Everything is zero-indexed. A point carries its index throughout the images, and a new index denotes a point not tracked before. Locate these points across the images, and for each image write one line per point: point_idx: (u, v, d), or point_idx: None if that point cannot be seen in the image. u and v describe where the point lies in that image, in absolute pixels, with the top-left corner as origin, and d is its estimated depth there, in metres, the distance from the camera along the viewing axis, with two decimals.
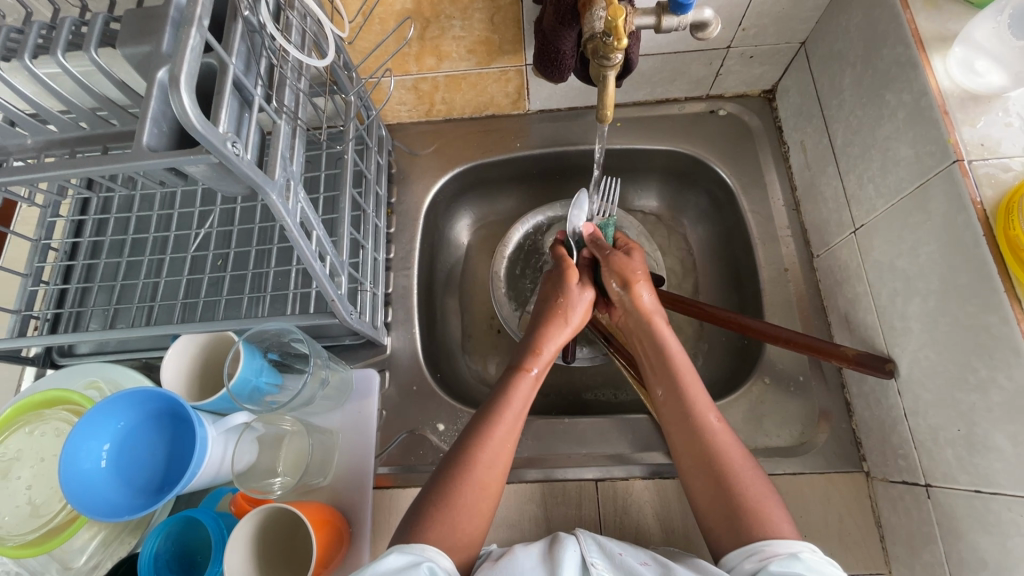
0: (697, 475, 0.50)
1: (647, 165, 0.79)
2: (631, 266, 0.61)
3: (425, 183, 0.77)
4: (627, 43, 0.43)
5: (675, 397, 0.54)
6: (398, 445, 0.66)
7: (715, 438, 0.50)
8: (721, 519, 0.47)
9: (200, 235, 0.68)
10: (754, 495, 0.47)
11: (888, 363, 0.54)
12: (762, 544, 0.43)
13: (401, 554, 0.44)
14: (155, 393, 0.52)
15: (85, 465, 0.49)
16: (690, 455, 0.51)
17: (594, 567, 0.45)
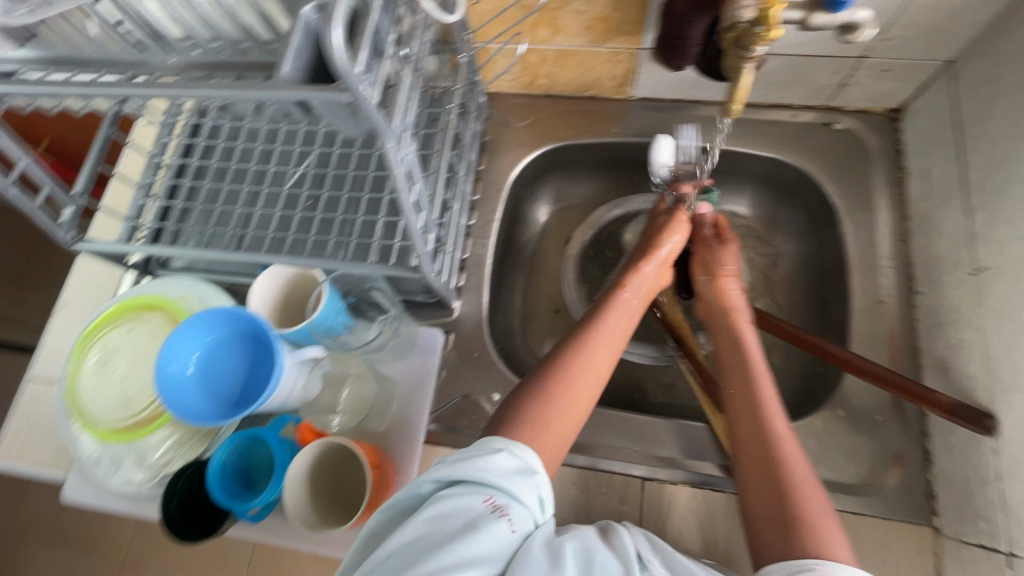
0: (755, 479, 0.48)
1: (746, 170, 0.75)
2: (721, 256, 0.64)
3: (514, 156, 0.77)
4: (778, 34, 0.40)
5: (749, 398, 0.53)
6: (451, 407, 0.67)
7: (784, 448, 0.48)
8: (774, 530, 0.45)
9: (297, 174, 0.70)
10: (812, 514, 0.44)
11: (988, 418, 0.50)
12: (813, 561, 0.41)
13: (513, 457, 0.48)
14: (242, 315, 0.55)
15: (174, 368, 0.53)
16: (749, 454, 0.49)
17: (650, 563, 0.47)
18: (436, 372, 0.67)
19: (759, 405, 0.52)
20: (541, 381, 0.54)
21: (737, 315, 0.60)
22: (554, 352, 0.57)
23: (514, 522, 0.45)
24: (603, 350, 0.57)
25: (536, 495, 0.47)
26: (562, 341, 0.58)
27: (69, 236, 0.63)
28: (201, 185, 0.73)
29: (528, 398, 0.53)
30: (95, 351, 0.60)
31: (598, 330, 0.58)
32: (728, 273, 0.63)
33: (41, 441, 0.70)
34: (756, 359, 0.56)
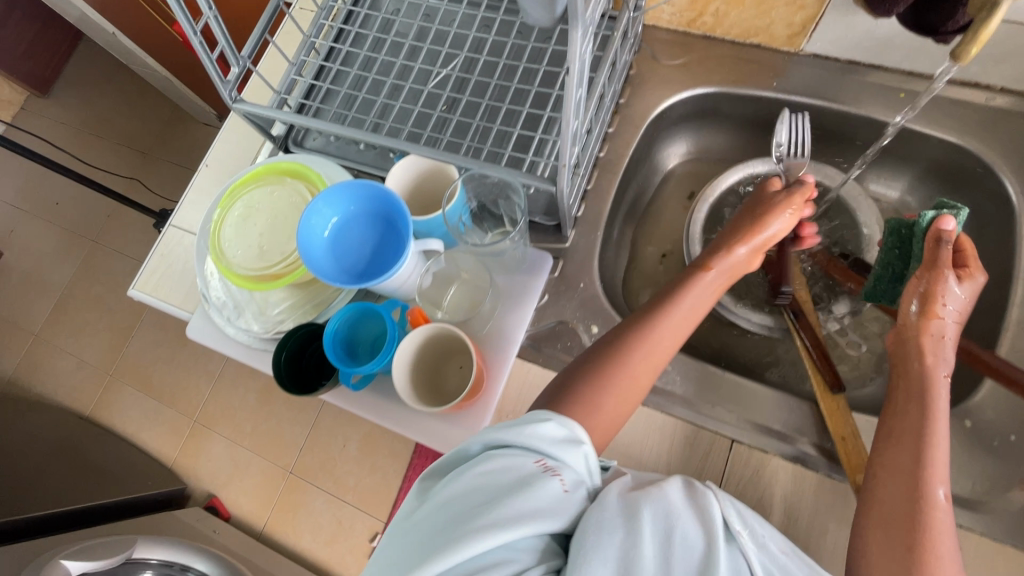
0: (885, 533, 0.45)
1: (913, 152, 0.68)
2: (948, 298, 0.52)
3: (658, 94, 0.73)
4: None
5: (911, 454, 0.48)
6: (547, 330, 0.67)
7: (936, 513, 0.45)
8: None
9: (441, 76, 0.71)
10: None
11: None
12: None
13: (561, 426, 0.47)
14: (382, 194, 0.57)
15: (317, 229, 0.56)
16: (889, 507, 0.46)
17: (740, 535, 0.44)
18: (539, 292, 0.67)
19: (923, 464, 0.47)
20: (600, 365, 0.53)
21: (931, 359, 0.51)
22: (612, 336, 0.55)
23: (565, 482, 0.44)
24: (669, 335, 0.55)
25: (585, 465, 0.47)
26: (627, 324, 0.56)
27: (231, 95, 0.66)
28: (348, 71, 0.74)
29: (585, 384, 0.52)
30: (240, 203, 0.64)
31: (672, 319, 0.55)
32: (951, 316, 0.52)
33: (173, 281, 0.76)
34: (943, 420, 0.49)
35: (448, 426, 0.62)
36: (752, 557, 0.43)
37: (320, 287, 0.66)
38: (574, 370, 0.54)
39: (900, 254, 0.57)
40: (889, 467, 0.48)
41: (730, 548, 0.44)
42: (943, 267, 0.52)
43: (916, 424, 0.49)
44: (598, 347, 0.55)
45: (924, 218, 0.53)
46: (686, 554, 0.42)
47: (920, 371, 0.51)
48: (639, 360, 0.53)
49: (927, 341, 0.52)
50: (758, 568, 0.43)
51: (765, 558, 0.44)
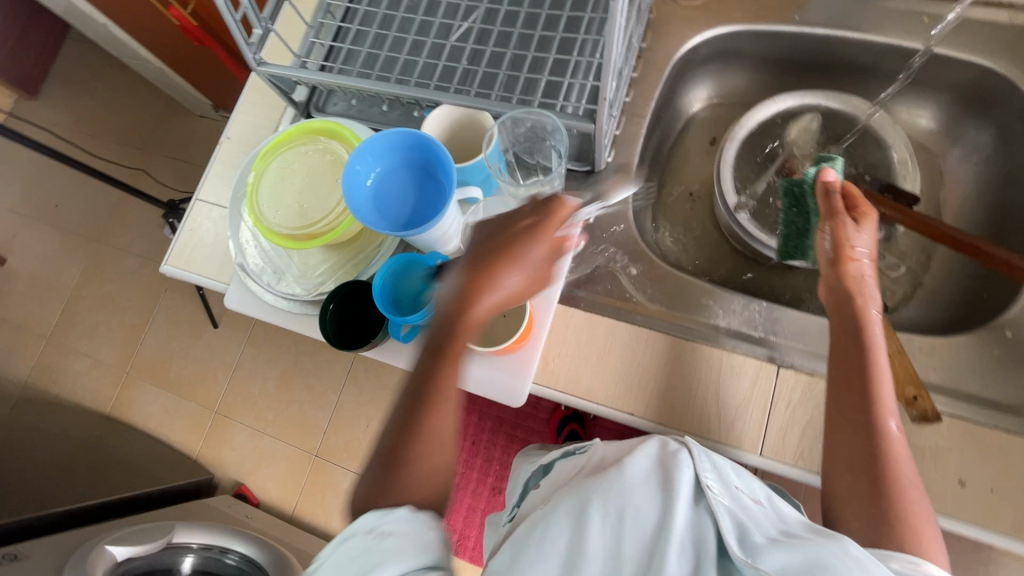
0: (850, 480, 0.50)
1: (935, 79, 0.69)
2: (858, 240, 0.57)
3: (681, 36, 0.73)
4: None
5: (858, 401, 0.52)
6: (587, 274, 0.68)
7: (893, 452, 0.50)
8: (860, 521, 0.48)
9: (462, 29, 0.70)
10: (913, 516, 0.47)
11: None
12: (911, 558, 0.42)
13: (369, 515, 0.44)
14: (422, 142, 0.57)
15: (359, 177, 0.56)
16: (848, 455, 0.51)
17: (710, 489, 0.42)
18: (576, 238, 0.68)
19: (869, 402, 0.52)
20: (385, 449, 0.48)
21: (860, 300, 0.56)
22: (401, 419, 0.48)
23: (395, 534, 0.41)
24: (442, 404, 0.48)
25: (416, 523, 0.43)
26: (405, 397, 0.49)
27: (255, 57, 0.66)
28: (367, 31, 0.73)
29: (386, 487, 0.46)
30: (273, 166, 0.64)
31: (437, 389, 0.48)
32: (864, 256, 0.57)
33: (205, 253, 0.76)
34: (880, 355, 0.53)
35: (497, 373, 0.62)
36: (720, 510, 0.41)
37: (359, 247, 0.66)
38: (374, 476, 0.47)
39: (800, 212, 0.65)
40: (837, 416, 0.53)
41: (696, 511, 0.41)
42: (837, 211, 0.58)
43: (857, 363, 0.53)
44: (393, 425, 0.49)
45: (810, 174, 0.63)
46: (640, 528, 0.39)
47: (852, 314, 0.55)
48: (431, 437, 0.48)
49: (851, 280, 0.57)
50: (728, 523, 0.40)
51: (740, 513, 0.41)
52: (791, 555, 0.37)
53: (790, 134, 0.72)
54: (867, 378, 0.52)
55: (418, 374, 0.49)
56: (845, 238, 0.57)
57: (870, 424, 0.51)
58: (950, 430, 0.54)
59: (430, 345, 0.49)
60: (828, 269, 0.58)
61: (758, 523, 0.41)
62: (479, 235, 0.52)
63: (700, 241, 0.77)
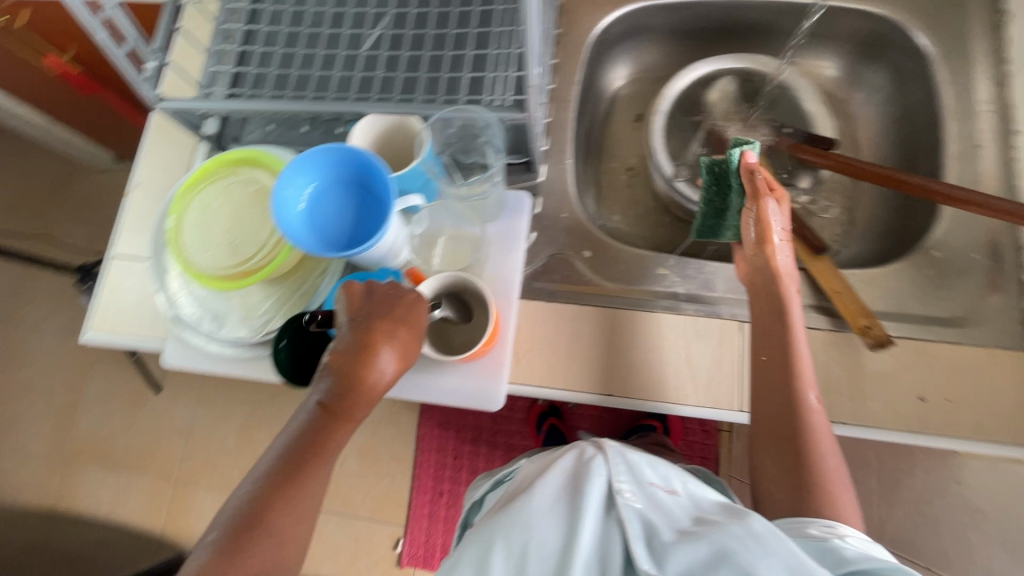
0: (773, 452, 0.55)
1: (830, 29, 0.73)
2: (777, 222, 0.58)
3: (592, 17, 0.74)
4: None
5: (782, 379, 0.54)
6: (543, 264, 0.67)
7: (814, 421, 0.54)
8: (786, 490, 0.53)
9: (373, 36, 0.68)
10: (825, 480, 0.52)
11: None
12: (830, 523, 0.48)
13: None
14: (352, 156, 0.54)
15: (293, 202, 0.53)
16: (773, 430, 0.55)
17: (622, 494, 0.50)
18: (526, 231, 0.67)
19: (792, 379, 0.54)
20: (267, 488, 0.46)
21: (784, 282, 0.57)
22: (285, 456, 0.47)
23: None
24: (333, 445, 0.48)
25: None
26: (298, 442, 0.48)
27: (153, 93, 0.62)
28: (272, 51, 0.69)
29: (254, 520, 0.45)
30: (194, 207, 0.60)
31: (319, 450, 0.48)
32: (782, 237, 0.59)
33: (132, 311, 0.70)
34: (801, 332, 0.56)
35: (471, 381, 0.60)
36: (630, 516, 0.48)
37: (303, 276, 0.63)
38: (257, 497, 0.46)
39: (719, 191, 0.66)
40: (760, 392, 0.56)
41: (606, 521, 0.49)
42: (759, 192, 0.58)
43: (778, 332, 0.56)
44: (256, 484, 0.47)
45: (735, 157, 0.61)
46: (546, 552, 0.47)
47: (776, 295, 0.57)
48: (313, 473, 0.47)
49: (771, 262, 0.58)
50: (633, 529, 0.47)
51: (650, 512, 0.48)
52: (695, 549, 0.43)
53: (714, 95, 0.73)
54: (789, 358, 0.55)
55: (297, 439, 0.48)
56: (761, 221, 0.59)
57: (794, 401, 0.54)
58: (902, 351, 0.58)
59: (302, 426, 0.48)
60: (749, 250, 0.60)
61: (671, 517, 0.48)
62: (381, 287, 0.51)
63: (645, 214, 0.78)
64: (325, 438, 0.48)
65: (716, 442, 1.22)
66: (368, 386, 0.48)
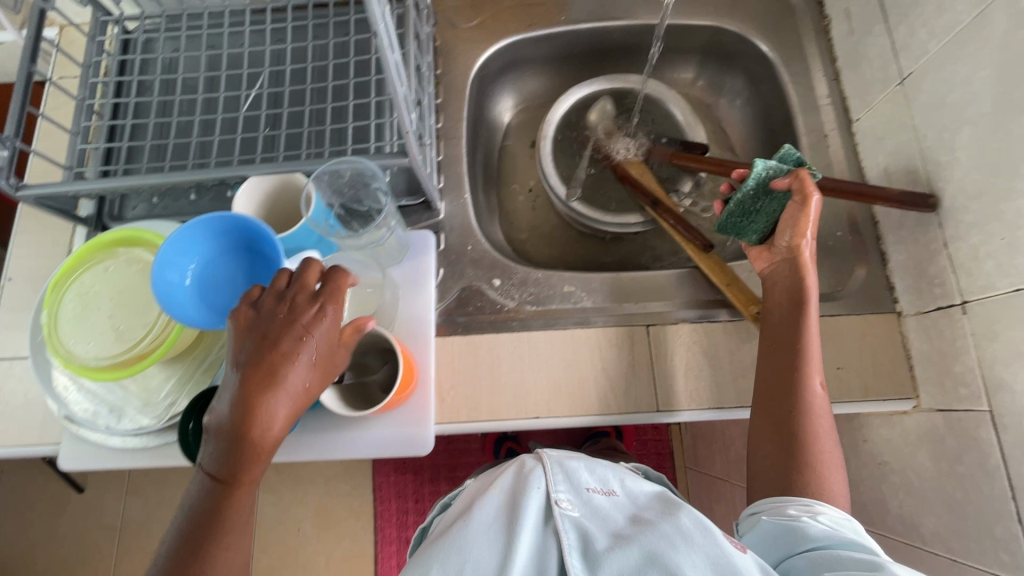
0: (773, 436, 0.56)
1: (686, 44, 0.80)
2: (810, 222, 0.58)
3: (470, 56, 0.77)
4: None
5: (789, 363, 0.56)
6: (455, 299, 0.68)
7: (817, 406, 0.55)
8: (775, 470, 0.55)
9: (251, 97, 0.68)
10: (821, 462, 0.54)
11: (931, 198, 0.56)
12: (812, 502, 0.51)
13: None
14: (236, 223, 0.53)
15: (173, 278, 0.50)
16: (769, 412, 0.57)
17: (560, 505, 0.49)
18: (434, 268, 0.67)
19: (802, 366, 0.56)
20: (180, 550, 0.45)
21: (807, 277, 0.58)
22: (198, 512, 0.46)
23: None
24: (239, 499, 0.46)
25: None
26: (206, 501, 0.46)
27: (9, 182, 0.56)
28: (146, 122, 0.68)
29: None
30: (70, 297, 0.56)
31: (227, 508, 0.46)
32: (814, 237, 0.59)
33: (17, 419, 0.64)
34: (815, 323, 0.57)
35: (398, 428, 0.60)
36: (567, 526, 0.47)
37: (205, 349, 0.60)
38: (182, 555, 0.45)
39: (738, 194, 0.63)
40: (768, 377, 0.58)
41: (544, 533, 0.48)
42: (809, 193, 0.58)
43: (796, 324, 0.57)
44: (171, 537, 0.46)
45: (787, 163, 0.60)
46: (481, 573, 0.44)
47: (800, 289, 0.58)
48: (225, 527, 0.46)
49: (798, 258, 0.59)
50: (570, 538, 0.47)
51: (587, 518, 0.48)
52: (625, 559, 0.44)
53: (593, 117, 0.77)
54: (800, 342, 0.56)
55: (200, 502, 0.46)
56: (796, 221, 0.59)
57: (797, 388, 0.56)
58: None
59: (203, 486, 0.46)
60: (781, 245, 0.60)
61: (608, 519, 0.49)
62: (257, 321, 0.47)
63: (551, 235, 0.81)
64: (223, 504, 0.46)
65: (668, 437, 1.26)
66: (256, 433, 0.45)
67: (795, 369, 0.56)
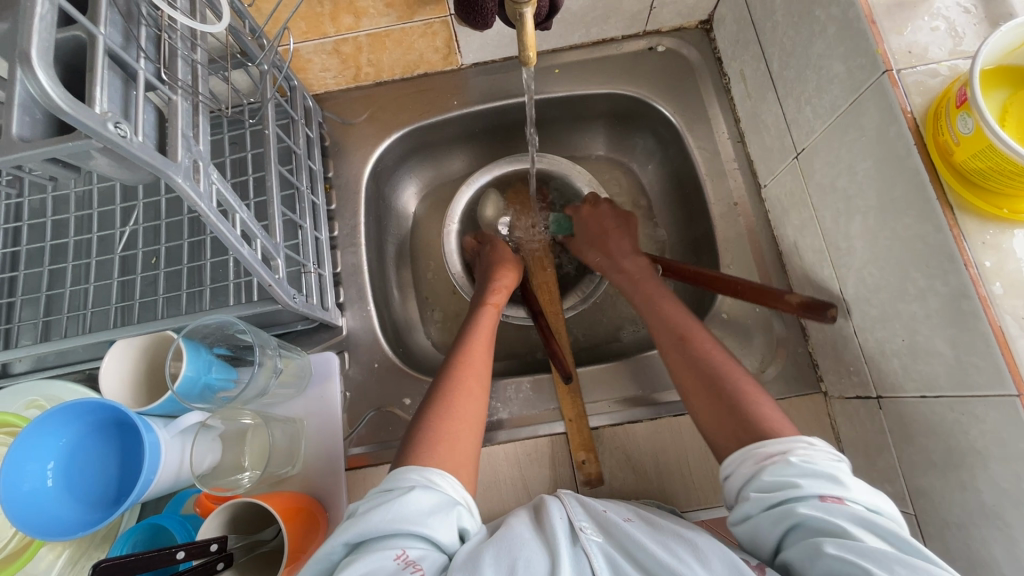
0: (696, 391, 0.53)
1: (590, 112, 0.77)
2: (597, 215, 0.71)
3: (363, 154, 0.74)
4: (536, 54, 0.45)
5: (663, 322, 0.59)
6: (367, 424, 0.65)
7: (706, 352, 0.55)
8: (719, 425, 0.50)
9: (127, 233, 0.65)
10: (737, 389, 0.51)
11: (831, 309, 0.54)
12: (755, 446, 0.46)
13: None
14: (98, 404, 0.49)
15: (30, 485, 0.46)
16: (684, 376, 0.54)
17: (584, 530, 0.47)
18: (340, 395, 0.64)
19: (675, 328, 0.58)
20: (425, 431, 0.52)
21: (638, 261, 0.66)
22: (431, 392, 0.57)
23: None
24: (474, 381, 0.57)
25: None
26: (435, 391, 0.57)
27: None
28: (16, 275, 0.63)
29: (427, 439, 0.51)
30: None
31: (467, 341, 0.61)
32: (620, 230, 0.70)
33: None
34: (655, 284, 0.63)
35: None
36: (594, 549, 0.45)
37: None
38: (409, 442, 0.52)
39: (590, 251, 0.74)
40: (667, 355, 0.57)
41: (576, 552, 0.45)
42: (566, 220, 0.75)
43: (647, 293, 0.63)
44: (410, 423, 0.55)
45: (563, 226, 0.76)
46: None
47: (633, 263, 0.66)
48: (459, 407, 0.55)
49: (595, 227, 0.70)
50: (601, 560, 0.44)
51: (614, 542, 0.46)
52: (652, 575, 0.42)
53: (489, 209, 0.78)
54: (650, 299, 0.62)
55: (461, 330, 0.64)
56: (604, 231, 0.70)
57: (679, 340, 0.57)
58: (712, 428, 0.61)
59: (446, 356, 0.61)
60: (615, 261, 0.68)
61: (632, 537, 0.45)
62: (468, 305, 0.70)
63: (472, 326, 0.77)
64: (474, 319, 0.64)
65: None
66: (478, 337, 0.62)
67: (667, 325, 0.58)
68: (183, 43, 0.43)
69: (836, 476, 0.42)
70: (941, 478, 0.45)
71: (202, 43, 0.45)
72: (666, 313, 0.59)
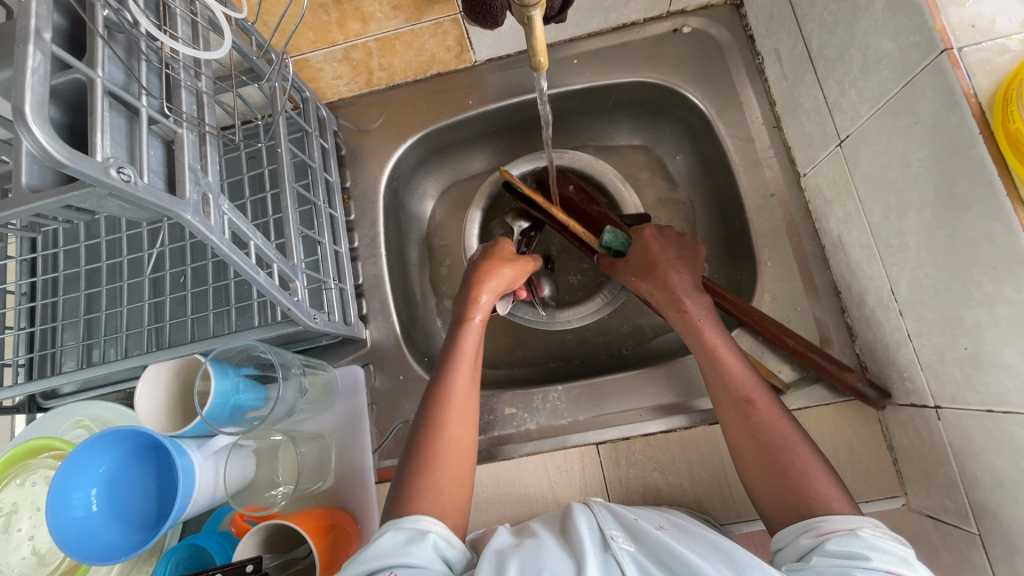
0: (753, 460, 0.49)
1: (613, 102, 0.73)
2: (655, 254, 0.60)
3: (379, 161, 0.72)
4: (546, 57, 0.42)
5: (719, 373, 0.53)
6: (395, 436, 0.64)
7: (769, 428, 0.49)
8: (771, 494, 0.47)
9: (154, 255, 0.66)
10: (803, 476, 0.46)
11: (886, 400, 0.53)
12: (819, 519, 0.43)
13: None
14: (133, 430, 0.51)
15: (77, 512, 0.48)
16: (739, 438, 0.50)
17: (615, 539, 0.45)
18: (367, 407, 0.65)
19: (736, 385, 0.51)
20: (413, 472, 0.50)
21: (685, 289, 0.58)
22: (418, 425, 0.54)
23: None
24: (464, 413, 0.54)
25: None
26: (420, 428, 0.53)
27: None
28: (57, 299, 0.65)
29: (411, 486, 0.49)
30: None
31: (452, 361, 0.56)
32: (674, 264, 0.60)
33: None
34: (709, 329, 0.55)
35: None
36: (625, 558, 0.43)
37: None
38: (397, 486, 0.51)
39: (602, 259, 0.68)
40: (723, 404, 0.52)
41: (608, 559, 0.43)
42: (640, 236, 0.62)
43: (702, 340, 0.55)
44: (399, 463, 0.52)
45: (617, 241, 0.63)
46: None
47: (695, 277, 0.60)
48: (447, 456, 0.51)
49: (652, 263, 0.60)
50: (633, 568, 0.42)
51: (646, 551, 0.43)
52: None
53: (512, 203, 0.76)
54: (714, 348, 0.54)
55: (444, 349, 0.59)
56: (668, 267, 0.60)
57: (742, 403, 0.50)
58: None
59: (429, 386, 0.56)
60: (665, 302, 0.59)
61: (665, 545, 0.43)
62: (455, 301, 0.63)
63: (496, 331, 0.75)
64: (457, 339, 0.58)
65: None
66: (465, 352, 0.57)
67: (729, 383, 0.52)
68: (186, 72, 0.42)
69: (906, 556, 0.39)
70: (1010, 500, 0.41)
71: (206, 71, 0.45)
72: (727, 365, 0.52)
